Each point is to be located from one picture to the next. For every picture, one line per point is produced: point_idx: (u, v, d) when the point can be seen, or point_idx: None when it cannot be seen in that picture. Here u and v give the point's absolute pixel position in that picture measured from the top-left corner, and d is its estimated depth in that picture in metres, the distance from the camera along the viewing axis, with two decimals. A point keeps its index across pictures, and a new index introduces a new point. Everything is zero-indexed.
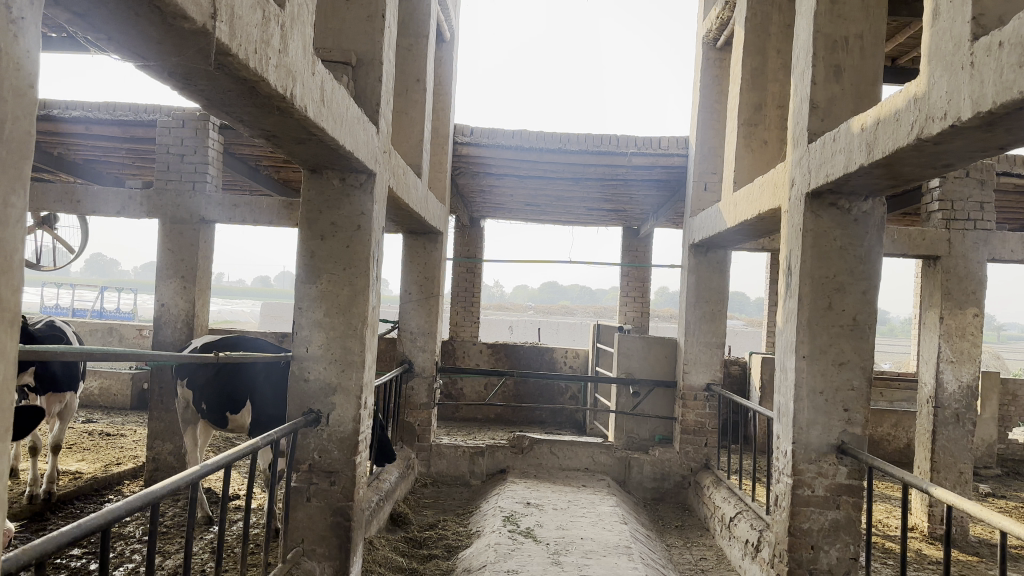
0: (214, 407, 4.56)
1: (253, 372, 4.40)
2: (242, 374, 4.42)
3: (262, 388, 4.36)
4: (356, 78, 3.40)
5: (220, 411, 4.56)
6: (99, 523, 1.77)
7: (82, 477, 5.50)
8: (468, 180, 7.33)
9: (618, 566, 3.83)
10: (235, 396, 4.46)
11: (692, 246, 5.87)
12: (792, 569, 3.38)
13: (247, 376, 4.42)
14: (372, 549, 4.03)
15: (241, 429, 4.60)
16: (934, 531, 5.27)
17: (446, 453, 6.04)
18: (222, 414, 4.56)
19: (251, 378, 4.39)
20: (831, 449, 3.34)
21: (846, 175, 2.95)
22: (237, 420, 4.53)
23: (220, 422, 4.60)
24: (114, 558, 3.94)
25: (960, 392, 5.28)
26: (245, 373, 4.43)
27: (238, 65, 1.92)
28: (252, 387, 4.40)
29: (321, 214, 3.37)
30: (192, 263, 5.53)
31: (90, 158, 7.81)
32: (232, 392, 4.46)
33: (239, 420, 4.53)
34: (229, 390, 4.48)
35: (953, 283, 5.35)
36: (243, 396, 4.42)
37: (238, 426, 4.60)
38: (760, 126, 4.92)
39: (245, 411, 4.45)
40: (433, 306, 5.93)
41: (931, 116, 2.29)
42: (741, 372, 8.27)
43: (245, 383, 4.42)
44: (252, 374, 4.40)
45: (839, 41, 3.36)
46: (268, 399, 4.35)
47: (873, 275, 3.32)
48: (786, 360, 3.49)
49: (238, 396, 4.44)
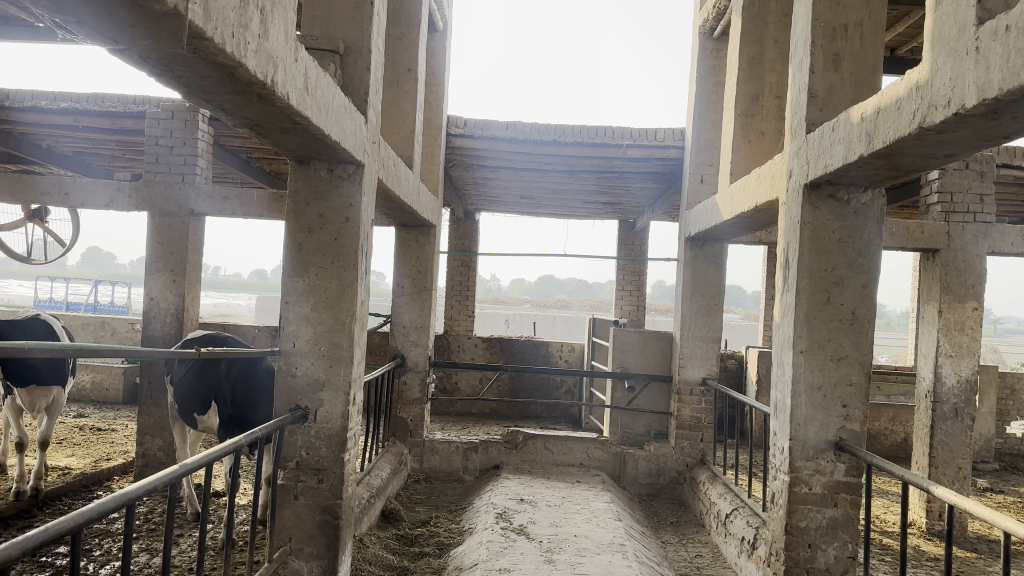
0: (182, 407, 4.45)
1: (219, 371, 4.34)
2: (210, 372, 4.36)
3: (226, 388, 4.29)
4: (343, 66, 3.31)
5: (187, 411, 4.47)
6: (68, 527, 1.67)
7: (72, 472, 5.43)
8: (461, 172, 7.25)
9: (613, 564, 3.76)
10: (202, 395, 4.37)
11: (688, 239, 5.80)
12: (789, 568, 3.31)
13: (215, 373, 4.36)
14: (363, 547, 3.96)
15: (211, 430, 4.52)
16: (932, 527, 5.22)
17: (438, 449, 5.97)
18: (190, 414, 4.46)
19: (218, 377, 4.33)
20: (830, 446, 3.27)
21: (846, 166, 2.88)
22: (206, 421, 4.46)
23: (189, 423, 4.49)
24: (99, 556, 3.85)
25: (959, 387, 5.22)
26: (214, 370, 4.37)
27: (215, 49, 1.83)
28: (218, 387, 4.33)
29: (308, 206, 3.28)
30: (182, 256, 5.45)
31: (79, 150, 7.70)
32: (200, 392, 4.37)
33: (208, 420, 4.46)
34: (197, 388, 4.37)
35: (952, 277, 5.29)
36: (207, 397, 4.35)
37: (208, 429, 4.53)
38: (757, 116, 4.84)
39: (212, 412, 4.39)
40: (426, 300, 5.86)
41: (934, 104, 2.22)
42: (738, 366, 8.22)
43: (212, 381, 4.35)
44: (218, 373, 4.33)
45: (838, 29, 3.28)
46: (231, 400, 4.28)
47: (872, 268, 3.25)
48: (783, 356, 3.42)
49: (203, 396, 4.36)
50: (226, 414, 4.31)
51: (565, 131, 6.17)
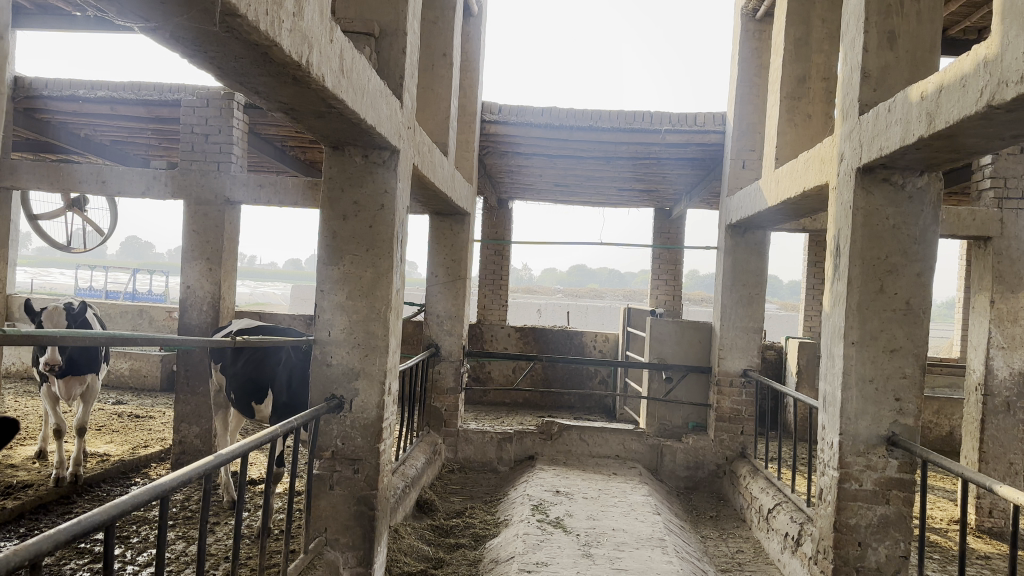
0: (239, 397, 4.45)
1: (276, 360, 4.31)
2: (267, 363, 4.33)
3: (280, 377, 4.24)
4: (378, 49, 3.24)
5: (245, 400, 4.45)
6: (104, 520, 1.61)
7: (110, 459, 5.46)
8: (496, 159, 7.16)
9: (653, 560, 3.66)
10: (257, 384, 4.35)
11: (729, 226, 5.65)
12: (838, 567, 3.20)
13: (272, 364, 4.33)
14: (397, 538, 3.93)
15: (265, 420, 4.50)
16: (982, 524, 5.03)
17: (473, 439, 5.92)
18: (247, 403, 4.44)
19: (274, 367, 4.30)
20: (882, 441, 3.15)
21: (903, 147, 2.74)
22: (261, 411, 4.42)
23: (245, 412, 4.48)
24: (135, 543, 3.85)
25: (1012, 380, 5.02)
26: (271, 360, 4.34)
27: (249, 27, 1.77)
28: (273, 375, 4.29)
29: (344, 193, 3.22)
30: (218, 245, 5.44)
31: (116, 139, 7.80)
32: (255, 381, 4.36)
33: (264, 411, 4.42)
34: (253, 377, 4.36)
35: (1005, 266, 5.08)
36: (264, 385, 4.31)
37: (263, 419, 4.50)
38: (804, 99, 4.68)
39: (267, 401, 4.34)
40: (460, 289, 5.78)
41: (1005, 80, 2.08)
42: (777, 357, 8.05)
43: (268, 371, 4.32)
44: (275, 362, 4.30)
45: (893, 5, 3.13)
46: (286, 388, 4.24)
47: (928, 256, 3.10)
48: (833, 347, 3.30)
49: (259, 385, 4.34)
50: (281, 402, 4.25)
51: (602, 116, 6.08)
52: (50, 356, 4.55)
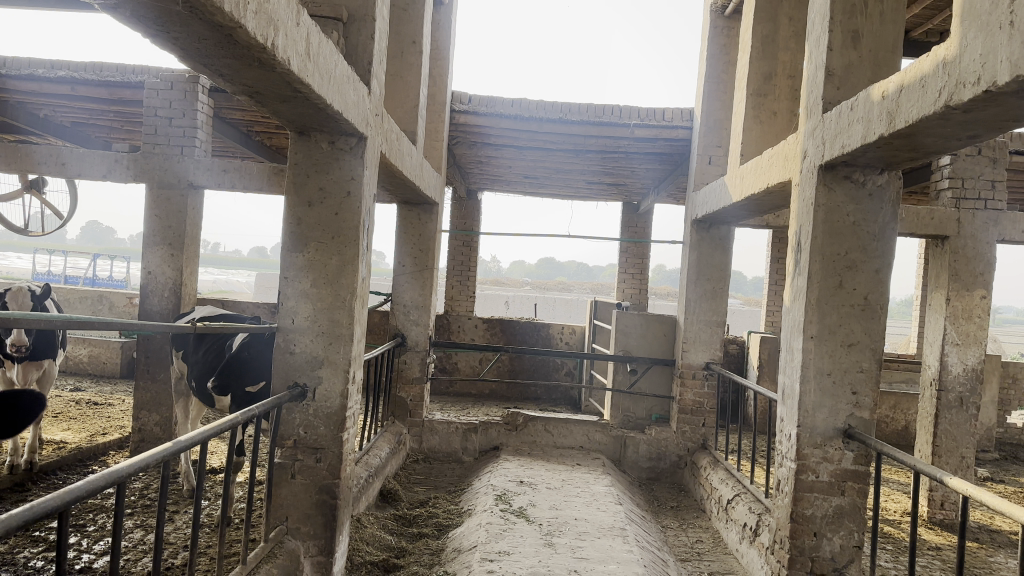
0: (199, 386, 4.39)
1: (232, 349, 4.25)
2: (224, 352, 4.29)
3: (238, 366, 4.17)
4: (346, 35, 3.21)
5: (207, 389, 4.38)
6: (57, 506, 1.58)
7: (67, 446, 5.36)
8: (466, 149, 7.13)
9: (613, 549, 3.70)
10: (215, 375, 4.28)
11: (694, 221, 5.71)
12: (794, 557, 3.26)
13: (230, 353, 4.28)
14: (360, 528, 3.93)
15: (226, 409, 4.45)
16: (933, 516, 5.16)
17: (438, 430, 5.92)
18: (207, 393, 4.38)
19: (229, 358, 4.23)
20: (838, 433, 3.21)
21: (863, 146, 2.79)
22: (221, 401, 4.36)
23: (206, 401, 4.43)
24: (91, 531, 3.78)
25: (964, 375, 5.15)
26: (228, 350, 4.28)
27: (212, 8, 1.74)
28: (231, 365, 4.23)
29: (309, 179, 3.20)
30: (180, 230, 5.36)
31: (77, 121, 7.64)
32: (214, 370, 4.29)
33: (222, 401, 4.37)
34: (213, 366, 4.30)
35: (960, 264, 5.20)
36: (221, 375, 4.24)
37: (223, 408, 4.47)
38: (770, 96, 4.74)
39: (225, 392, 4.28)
40: (427, 279, 5.77)
41: (962, 81, 2.13)
42: (739, 351, 8.16)
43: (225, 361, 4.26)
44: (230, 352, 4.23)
45: (858, 5, 3.18)
46: (244, 378, 4.15)
47: (887, 253, 3.16)
48: (792, 340, 3.36)
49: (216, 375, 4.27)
50: (240, 392, 4.19)
51: (572, 109, 6.09)
52: (15, 338, 4.43)
